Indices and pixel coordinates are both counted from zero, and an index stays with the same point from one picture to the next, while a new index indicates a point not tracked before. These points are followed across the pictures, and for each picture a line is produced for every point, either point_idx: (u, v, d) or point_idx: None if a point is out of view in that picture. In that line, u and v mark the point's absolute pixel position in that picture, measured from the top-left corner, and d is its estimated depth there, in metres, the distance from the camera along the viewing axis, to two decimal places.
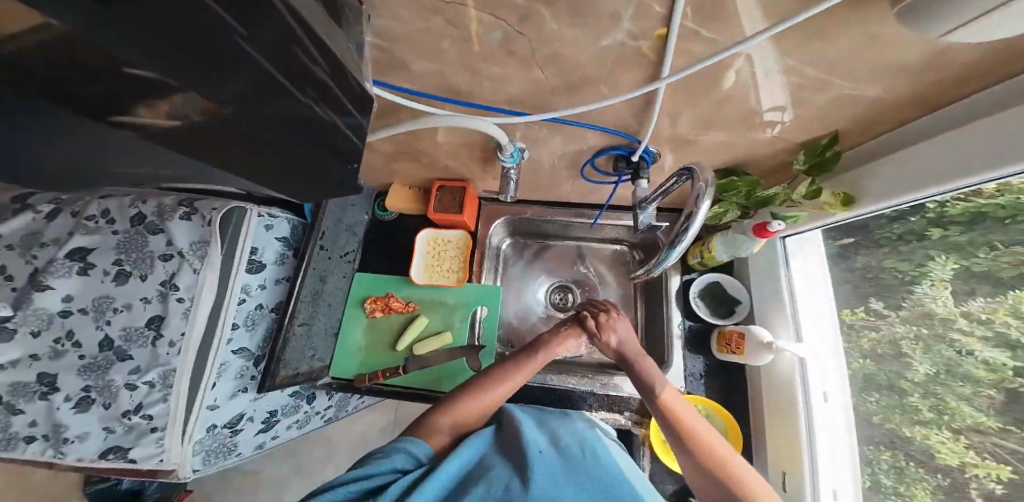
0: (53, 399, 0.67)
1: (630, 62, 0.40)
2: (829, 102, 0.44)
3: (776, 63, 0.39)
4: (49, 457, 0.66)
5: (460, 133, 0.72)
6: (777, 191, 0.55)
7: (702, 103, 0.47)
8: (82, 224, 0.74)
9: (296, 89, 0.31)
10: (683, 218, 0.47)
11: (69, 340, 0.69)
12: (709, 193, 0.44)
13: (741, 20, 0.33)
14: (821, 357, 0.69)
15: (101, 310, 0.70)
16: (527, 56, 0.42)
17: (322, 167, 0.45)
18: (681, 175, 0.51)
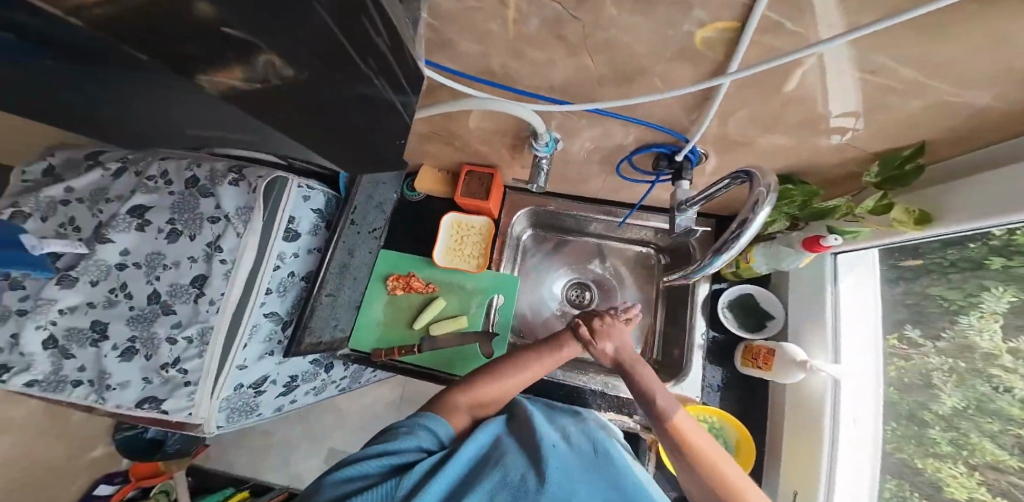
0: (102, 346, 0.70)
1: (690, 56, 0.37)
2: (924, 109, 0.39)
3: (858, 64, 0.35)
4: (92, 402, 0.68)
5: (495, 118, 0.70)
6: (839, 203, 0.52)
7: (762, 102, 0.44)
8: (143, 184, 0.76)
9: (360, 60, 0.27)
10: (735, 223, 0.43)
11: (123, 291, 0.72)
12: (770, 199, 0.40)
13: (826, 17, 0.30)
14: (858, 381, 0.64)
15: (153, 265, 0.72)
16: (578, 42, 0.40)
17: (378, 155, 0.40)
18: (736, 178, 0.47)
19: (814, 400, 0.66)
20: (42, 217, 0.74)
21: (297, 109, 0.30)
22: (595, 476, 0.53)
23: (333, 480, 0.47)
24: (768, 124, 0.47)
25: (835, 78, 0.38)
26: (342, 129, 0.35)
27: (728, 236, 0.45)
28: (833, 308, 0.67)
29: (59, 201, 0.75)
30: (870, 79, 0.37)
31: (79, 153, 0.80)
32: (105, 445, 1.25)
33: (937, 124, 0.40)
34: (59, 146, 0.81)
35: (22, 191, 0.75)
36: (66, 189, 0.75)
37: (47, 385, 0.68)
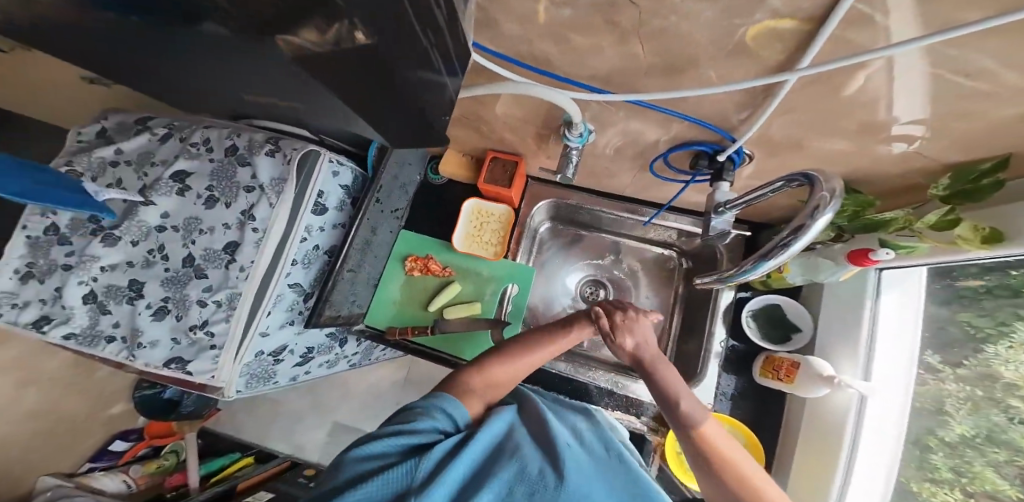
0: (137, 305, 0.72)
1: (752, 50, 0.34)
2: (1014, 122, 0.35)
3: (950, 68, 0.31)
4: (123, 358, 0.71)
5: (529, 106, 0.68)
6: (896, 215, 0.48)
7: (823, 101, 0.40)
8: (186, 150, 0.76)
9: (419, 32, 0.25)
10: (786, 230, 0.38)
11: (160, 253, 0.73)
12: (834, 205, 0.35)
13: (922, 14, 0.26)
14: (884, 400, 0.62)
15: (189, 230, 0.73)
16: (630, 28, 0.37)
17: (409, 134, 0.39)
18: (792, 181, 0.42)
19: (835, 417, 0.64)
20: (92, 177, 0.76)
21: (353, 86, 0.30)
22: (607, 474, 0.53)
23: (355, 457, 0.47)
24: (825, 125, 0.44)
25: (915, 80, 0.34)
26: (386, 107, 0.34)
27: (778, 241, 0.40)
28: (870, 325, 0.64)
29: (108, 162, 0.77)
30: (958, 85, 0.33)
31: (130, 118, 0.81)
32: (124, 402, 1.30)
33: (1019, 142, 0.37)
34: (112, 110, 0.82)
35: (76, 150, 0.78)
36: (116, 151, 0.77)
37: (83, 339, 0.71)
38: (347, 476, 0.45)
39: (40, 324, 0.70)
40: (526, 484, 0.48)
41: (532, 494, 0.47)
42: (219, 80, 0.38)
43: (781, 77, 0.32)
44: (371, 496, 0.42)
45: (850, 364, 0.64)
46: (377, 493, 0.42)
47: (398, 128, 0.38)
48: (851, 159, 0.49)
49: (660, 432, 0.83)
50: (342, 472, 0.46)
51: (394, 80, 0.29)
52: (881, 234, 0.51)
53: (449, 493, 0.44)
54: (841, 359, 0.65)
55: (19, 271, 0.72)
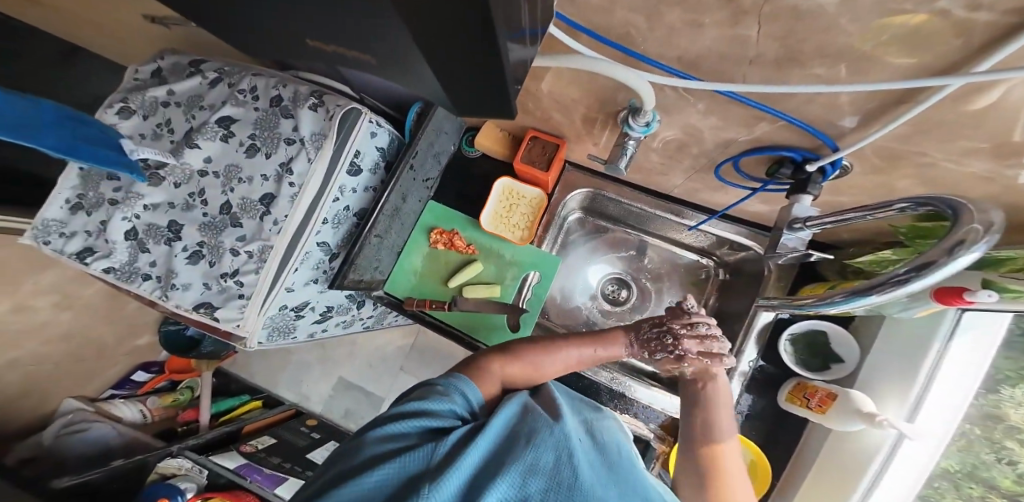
0: (174, 246, 0.71)
1: (903, 41, 0.30)
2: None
3: None
4: (157, 297, 0.71)
5: (593, 91, 0.64)
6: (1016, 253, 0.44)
7: (955, 113, 0.35)
8: (234, 97, 0.73)
9: None
10: (906, 265, 0.35)
11: (200, 197, 0.71)
12: (982, 244, 0.30)
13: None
14: (927, 442, 0.57)
15: (229, 177, 0.71)
16: (750, 6, 0.32)
17: (490, 88, 0.31)
18: (912, 206, 0.40)
19: (860, 453, 0.61)
20: (144, 115, 0.76)
21: (426, 13, 0.22)
22: (619, 475, 0.50)
23: (377, 437, 0.46)
24: (943, 138, 0.39)
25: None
26: (463, 53, 0.26)
27: (887, 277, 0.37)
28: (933, 368, 0.58)
29: (160, 102, 0.75)
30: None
31: (184, 59, 0.78)
32: (150, 336, 1.32)
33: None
34: (168, 49, 0.79)
35: (131, 88, 0.78)
36: (168, 91, 0.75)
37: (121, 275, 0.71)
38: (368, 454, 0.44)
39: (84, 255, 0.70)
40: (542, 478, 0.44)
41: (547, 491, 0.43)
42: (275, 25, 0.32)
43: (944, 81, 0.28)
44: (390, 477, 0.40)
45: (896, 403, 0.61)
46: (398, 472, 0.41)
47: (466, 78, 0.30)
48: (960, 181, 0.44)
49: (666, 441, 0.83)
50: (361, 451, 0.44)
51: (495, 13, 0.20)
52: (987, 275, 0.46)
53: (467, 477, 0.42)
54: (887, 397, 0.62)
55: (70, 202, 0.72)
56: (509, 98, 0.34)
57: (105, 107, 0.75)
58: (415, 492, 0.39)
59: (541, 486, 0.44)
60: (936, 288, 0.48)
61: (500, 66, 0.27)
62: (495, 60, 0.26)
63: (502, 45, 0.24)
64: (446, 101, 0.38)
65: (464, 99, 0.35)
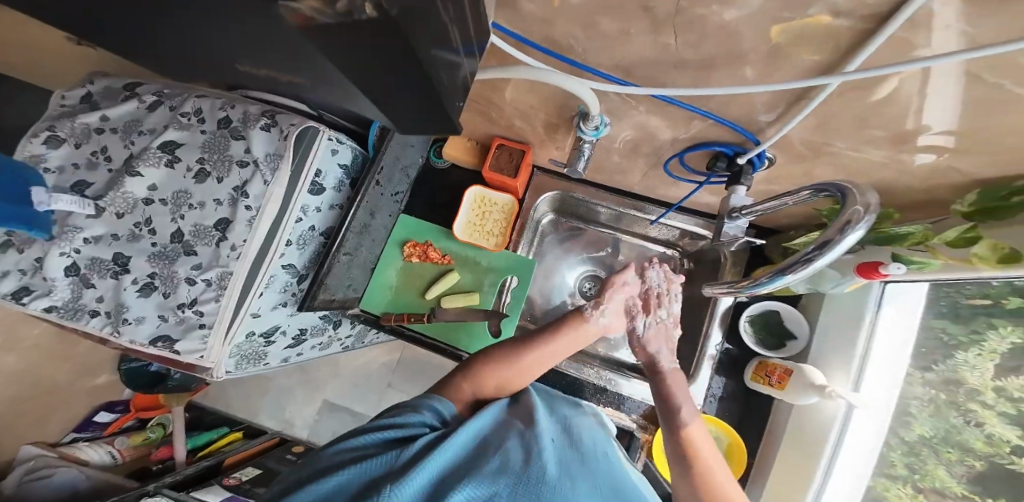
0: (123, 279, 0.69)
1: (802, 42, 0.33)
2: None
3: (960, 86, 0.32)
4: (107, 333, 0.69)
5: (544, 96, 0.66)
6: (914, 229, 0.48)
7: (857, 106, 0.39)
8: (176, 120, 0.73)
9: None
10: (813, 244, 0.38)
11: (147, 227, 0.70)
12: (865, 221, 0.34)
13: (1008, 18, 0.24)
14: (873, 412, 0.64)
15: (178, 204, 0.70)
16: (665, 15, 0.35)
17: (430, 113, 0.34)
18: (817, 192, 0.43)
19: (821, 425, 0.66)
20: (76, 143, 0.73)
21: (353, 46, 0.24)
22: (594, 469, 0.52)
23: (331, 451, 0.46)
24: (851, 129, 0.43)
25: (973, 90, 0.32)
26: (396, 79, 0.29)
27: (798, 256, 0.40)
28: (868, 337, 0.64)
29: (94, 129, 0.74)
30: (1017, 100, 0.31)
31: (117, 83, 0.77)
32: (109, 374, 1.27)
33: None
34: (98, 74, 0.78)
35: (58, 116, 0.75)
36: (102, 117, 0.74)
37: (65, 312, 0.69)
38: (326, 464, 0.44)
39: (19, 295, 0.68)
40: (513, 476, 0.46)
41: (515, 489, 0.45)
42: (203, 53, 0.33)
43: (827, 80, 0.32)
44: (350, 483, 0.41)
45: (841, 373, 0.65)
46: (361, 477, 0.42)
47: (403, 96, 0.31)
48: (870, 169, 0.49)
49: (649, 430, 0.84)
50: (321, 460, 0.45)
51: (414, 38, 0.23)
52: (896, 249, 0.50)
53: (434, 479, 0.43)
54: (834, 369, 0.66)
55: None
56: (453, 118, 0.36)
57: (29, 137, 0.71)
58: (378, 490, 0.40)
59: (509, 485, 0.45)
60: (861, 263, 0.53)
61: (433, 87, 0.29)
62: (423, 73, 0.27)
63: (430, 66, 0.27)
64: (389, 123, 0.39)
65: (405, 120, 0.37)
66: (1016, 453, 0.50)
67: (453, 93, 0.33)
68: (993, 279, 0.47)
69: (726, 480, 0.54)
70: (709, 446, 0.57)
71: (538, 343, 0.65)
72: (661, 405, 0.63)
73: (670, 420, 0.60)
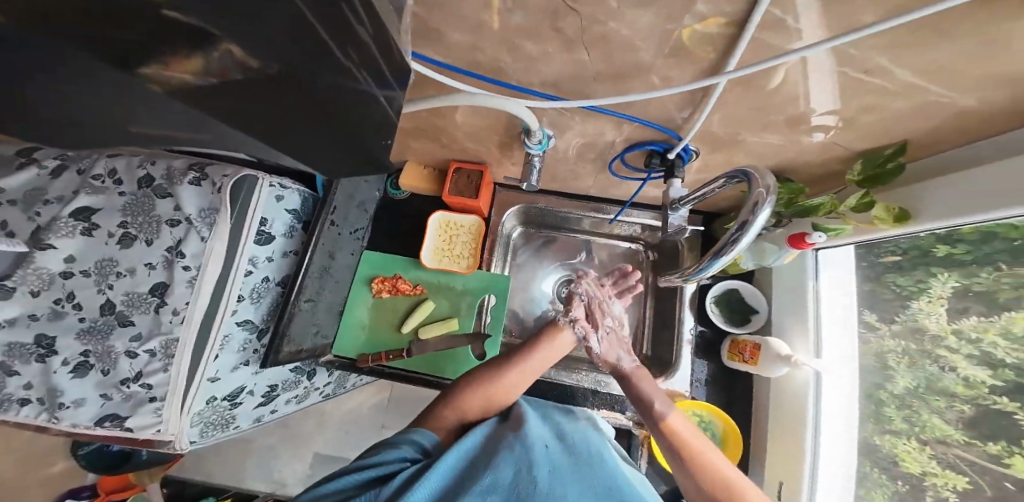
0: (51, 362, 0.65)
1: (689, 52, 0.37)
2: (912, 109, 0.40)
3: (837, 66, 0.36)
4: (43, 422, 0.64)
5: (485, 116, 0.68)
6: (823, 199, 0.53)
7: (760, 98, 0.43)
8: (87, 184, 0.71)
9: (339, 51, 0.26)
10: (734, 226, 0.41)
11: (70, 302, 0.67)
12: (770, 200, 0.39)
13: (846, 9, 0.29)
14: (836, 380, 0.67)
15: (104, 273, 0.68)
16: (574, 36, 0.39)
17: (358, 140, 0.35)
18: (733, 177, 0.46)
19: (796, 394, 0.69)
20: None
21: (243, 104, 0.25)
22: (584, 473, 0.51)
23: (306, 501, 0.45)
24: (761, 117, 0.47)
25: (834, 79, 0.38)
26: (312, 117, 0.30)
27: (726, 239, 0.43)
28: (815, 299, 0.70)
29: None
30: (870, 82, 0.37)
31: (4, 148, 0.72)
32: (65, 460, 1.18)
33: (917, 127, 0.43)
34: None
35: None
36: None
37: None
38: None
39: None
40: (500, 495, 0.46)
41: None
42: None
43: (713, 80, 0.35)
44: None
45: (802, 341, 0.70)
46: None
47: (326, 133, 0.32)
48: (783, 152, 0.54)
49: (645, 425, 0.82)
50: None
51: (305, 80, 0.26)
52: (814, 219, 0.56)
53: None
54: (795, 338, 0.71)
55: None
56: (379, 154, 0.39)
57: None
58: None
59: None
60: (788, 235, 0.58)
61: (352, 117, 0.32)
62: (342, 111, 0.30)
63: (345, 100, 0.29)
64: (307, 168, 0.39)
65: (335, 164, 0.37)
66: (995, 391, 0.50)
67: (387, 130, 0.36)
68: (921, 232, 0.51)
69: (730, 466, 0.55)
70: (693, 431, 0.59)
71: (511, 362, 0.65)
72: (637, 403, 0.64)
73: (651, 422, 0.61)
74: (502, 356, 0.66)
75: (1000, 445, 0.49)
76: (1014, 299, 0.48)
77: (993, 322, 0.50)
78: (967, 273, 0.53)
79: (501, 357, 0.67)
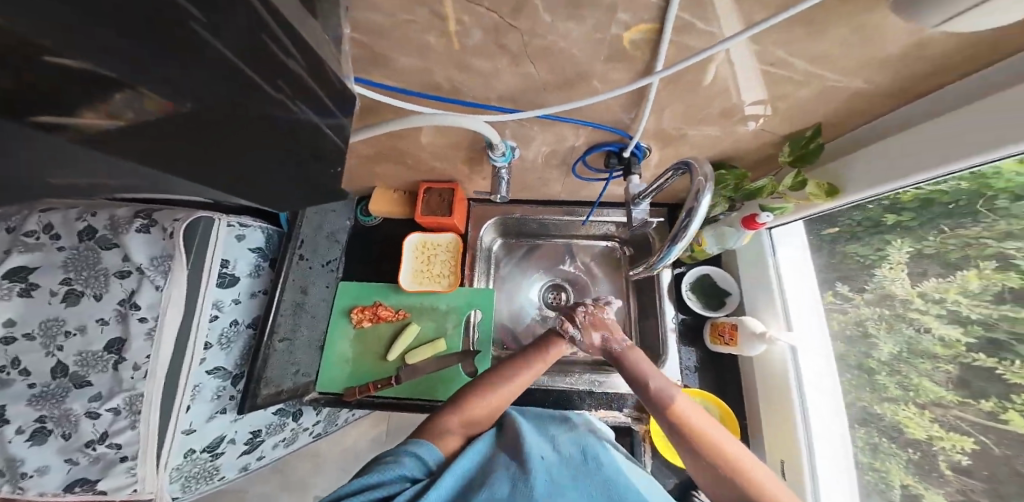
0: (4, 432, 0.63)
1: (625, 56, 0.40)
2: (816, 95, 0.45)
3: (760, 56, 0.40)
4: (8, 492, 0.63)
5: (448, 135, 0.70)
6: (765, 183, 0.57)
7: (699, 92, 0.46)
8: (20, 242, 0.68)
9: (266, 84, 0.26)
10: (682, 213, 0.44)
11: (16, 368, 0.64)
12: (710, 187, 0.42)
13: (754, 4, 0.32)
14: (812, 350, 0.70)
15: (50, 334, 0.65)
16: (519, 50, 0.41)
17: (301, 170, 0.36)
18: (678, 169, 0.49)
19: (775, 368, 0.72)
20: None
21: (173, 145, 0.25)
22: (582, 480, 0.51)
23: None
24: (704, 110, 0.50)
25: (761, 69, 0.42)
26: (251, 150, 0.30)
27: (679, 225, 0.46)
28: (776, 273, 0.74)
29: None
30: (791, 68, 0.41)
31: None
32: None
33: (837, 106, 0.47)
34: None
35: None
36: None
37: None
38: None
39: None
40: None
41: None
42: None
43: (647, 79, 0.37)
44: None
45: (772, 318, 0.73)
46: None
47: (272, 163, 0.33)
48: (731, 141, 0.57)
49: (643, 420, 0.84)
50: None
51: (238, 116, 0.26)
52: (760, 200, 0.60)
53: None
54: (765, 314, 0.74)
55: None
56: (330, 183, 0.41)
57: None
58: None
59: None
60: (741, 218, 0.62)
61: (292, 145, 0.32)
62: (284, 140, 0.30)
63: (283, 132, 0.30)
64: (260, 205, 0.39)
65: (280, 191, 0.37)
66: (973, 349, 0.50)
67: (335, 156, 0.37)
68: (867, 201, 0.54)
69: (740, 449, 0.54)
70: (698, 414, 0.58)
71: (507, 366, 0.66)
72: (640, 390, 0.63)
73: (657, 410, 0.60)
74: (510, 358, 0.67)
75: (992, 400, 0.48)
76: (965, 257, 0.51)
77: (953, 281, 0.52)
78: (917, 238, 0.56)
79: (508, 361, 0.67)
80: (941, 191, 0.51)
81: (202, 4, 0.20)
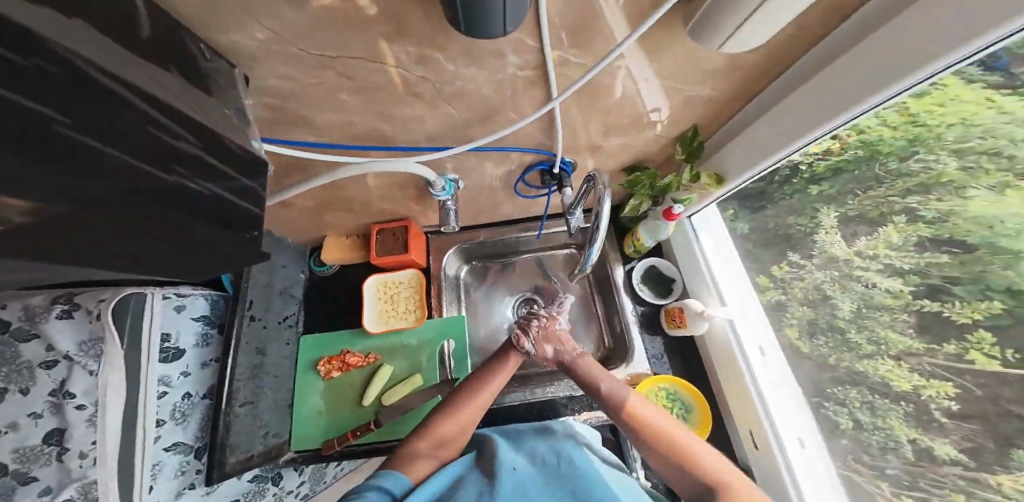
0: None
1: (523, 89, 0.46)
2: (681, 102, 0.53)
3: (633, 75, 0.47)
4: None
5: (391, 176, 0.73)
6: (670, 179, 0.64)
7: (597, 109, 0.53)
8: None
9: (162, 171, 0.32)
10: (592, 218, 0.53)
11: None
12: (608, 192, 0.51)
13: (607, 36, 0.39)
14: (744, 320, 0.78)
15: None
16: (432, 96, 0.46)
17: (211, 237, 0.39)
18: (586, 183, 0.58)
19: (721, 341, 0.78)
20: None
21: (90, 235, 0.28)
22: (552, 487, 0.54)
23: None
24: (608, 124, 0.57)
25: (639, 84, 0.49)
26: (164, 226, 0.34)
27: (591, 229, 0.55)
28: (702, 255, 0.84)
29: None
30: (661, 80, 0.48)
31: None
32: None
33: (707, 103, 0.54)
34: None
35: None
36: None
37: None
38: None
39: None
40: None
41: None
42: None
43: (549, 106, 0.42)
44: None
45: (708, 296, 0.81)
46: None
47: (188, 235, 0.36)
48: (643, 146, 0.64)
49: None
50: None
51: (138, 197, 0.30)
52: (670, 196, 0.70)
53: None
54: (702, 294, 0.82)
55: None
56: (247, 246, 0.46)
57: None
58: None
59: None
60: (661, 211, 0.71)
61: (195, 212, 0.36)
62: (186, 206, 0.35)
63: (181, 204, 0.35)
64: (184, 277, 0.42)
65: (209, 255, 0.40)
66: (919, 295, 0.51)
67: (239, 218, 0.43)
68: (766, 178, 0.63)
69: (702, 447, 0.57)
70: (656, 414, 0.61)
71: (479, 379, 0.67)
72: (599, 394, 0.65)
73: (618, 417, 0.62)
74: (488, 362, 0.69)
75: (954, 343, 0.47)
76: (881, 215, 0.55)
77: (879, 237, 0.55)
78: (839, 203, 0.61)
79: (485, 365, 0.69)
80: (846, 160, 0.57)
81: (64, 110, 0.25)
